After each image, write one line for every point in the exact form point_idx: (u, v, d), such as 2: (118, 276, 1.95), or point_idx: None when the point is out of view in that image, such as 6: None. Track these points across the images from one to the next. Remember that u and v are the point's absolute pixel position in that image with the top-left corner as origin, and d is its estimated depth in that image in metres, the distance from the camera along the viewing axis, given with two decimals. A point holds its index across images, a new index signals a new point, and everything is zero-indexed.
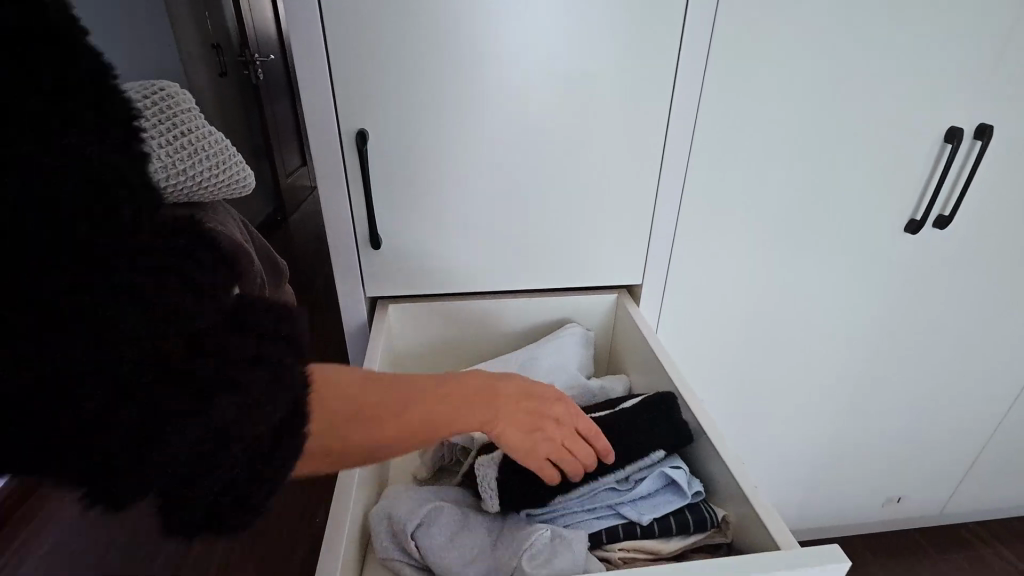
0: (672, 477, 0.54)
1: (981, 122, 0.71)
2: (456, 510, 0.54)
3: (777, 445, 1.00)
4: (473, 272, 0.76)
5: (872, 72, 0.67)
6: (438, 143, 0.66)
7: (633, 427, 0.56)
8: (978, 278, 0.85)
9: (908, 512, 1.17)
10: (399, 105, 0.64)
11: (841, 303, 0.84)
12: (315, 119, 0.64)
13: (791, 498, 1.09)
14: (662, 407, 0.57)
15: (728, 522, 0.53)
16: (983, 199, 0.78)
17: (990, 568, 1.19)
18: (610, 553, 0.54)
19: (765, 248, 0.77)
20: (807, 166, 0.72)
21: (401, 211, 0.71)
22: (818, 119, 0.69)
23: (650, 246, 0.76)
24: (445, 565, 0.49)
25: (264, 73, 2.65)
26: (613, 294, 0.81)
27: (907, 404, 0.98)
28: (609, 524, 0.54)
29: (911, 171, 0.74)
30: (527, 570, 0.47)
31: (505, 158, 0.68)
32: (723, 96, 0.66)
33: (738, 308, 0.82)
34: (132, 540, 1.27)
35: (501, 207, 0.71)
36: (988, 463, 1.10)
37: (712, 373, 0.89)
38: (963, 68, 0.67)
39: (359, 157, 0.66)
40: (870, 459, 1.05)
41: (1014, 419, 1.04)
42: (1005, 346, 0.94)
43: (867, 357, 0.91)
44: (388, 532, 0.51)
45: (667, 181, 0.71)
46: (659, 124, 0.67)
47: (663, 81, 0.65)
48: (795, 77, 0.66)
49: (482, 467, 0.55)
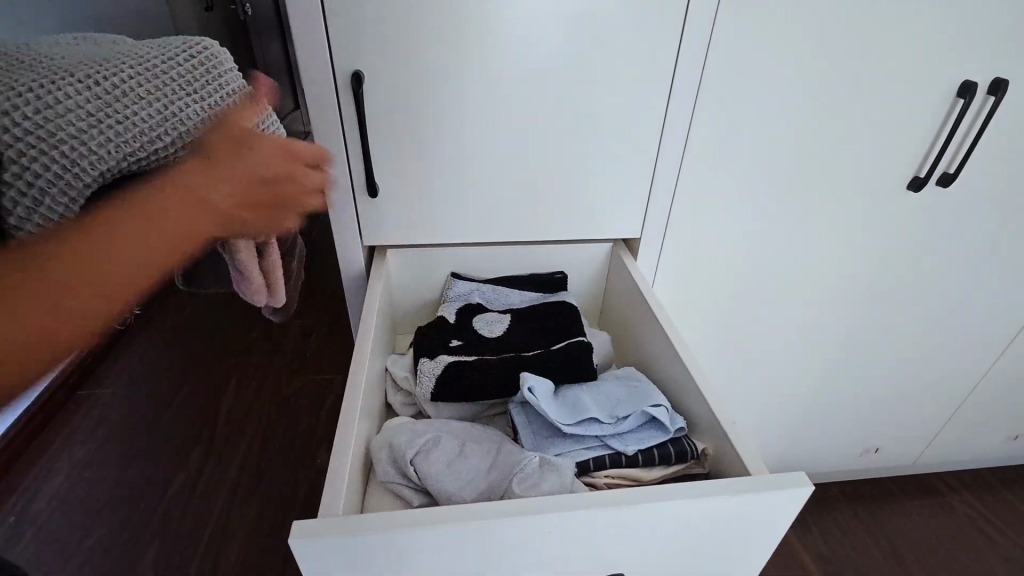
0: (654, 414, 0.57)
1: (997, 76, 0.69)
2: (453, 440, 0.57)
3: (761, 398, 1.04)
4: (470, 220, 0.77)
5: (886, 21, 0.64)
6: (438, 87, 0.65)
7: (564, 315, 0.73)
8: (976, 237, 0.86)
9: (883, 462, 1.23)
10: (396, 43, 0.62)
11: (836, 260, 0.85)
12: (310, 60, 0.63)
13: (772, 447, 1.14)
14: (567, 308, 0.74)
15: (706, 455, 0.57)
16: (988, 158, 0.77)
17: (954, 514, 1.26)
18: (597, 479, 0.56)
19: (764, 204, 0.78)
20: (812, 119, 0.71)
21: (398, 154, 0.70)
22: (827, 69, 0.67)
23: (648, 200, 0.76)
24: (442, 487, 0.53)
25: (251, 9, 2.53)
26: (609, 245, 0.82)
27: (891, 359, 1.01)
28: (596, 454, 0.57)
29: (918, 126, 0.73)
30: (517, 491, 0.51)
31: (509, 104, 0.67)
32: (733, 42, 0.64)
33: (733, 263, 0.84)
34: (140, 478, 1.34)
35: (499, 153, 0.71)
36: (964, 418, 1.15)
37: (703, 326, 0.91)
38: (981, 18, 0.65)
39: (356, 99, 0.65)
40: (850, 411, 1.09)
41: (994, 376, 1.07)
42: (993, 305, 0.96)
43: (855, 314, 0.93)
44: (388, 459, 0.55)
45: (670, 131, 0.70)
46: (662, 72, 0.66)
47: (668, 25, 0.63)
48: (805, 28, 0.64)
49: (455, 405, 0.65)
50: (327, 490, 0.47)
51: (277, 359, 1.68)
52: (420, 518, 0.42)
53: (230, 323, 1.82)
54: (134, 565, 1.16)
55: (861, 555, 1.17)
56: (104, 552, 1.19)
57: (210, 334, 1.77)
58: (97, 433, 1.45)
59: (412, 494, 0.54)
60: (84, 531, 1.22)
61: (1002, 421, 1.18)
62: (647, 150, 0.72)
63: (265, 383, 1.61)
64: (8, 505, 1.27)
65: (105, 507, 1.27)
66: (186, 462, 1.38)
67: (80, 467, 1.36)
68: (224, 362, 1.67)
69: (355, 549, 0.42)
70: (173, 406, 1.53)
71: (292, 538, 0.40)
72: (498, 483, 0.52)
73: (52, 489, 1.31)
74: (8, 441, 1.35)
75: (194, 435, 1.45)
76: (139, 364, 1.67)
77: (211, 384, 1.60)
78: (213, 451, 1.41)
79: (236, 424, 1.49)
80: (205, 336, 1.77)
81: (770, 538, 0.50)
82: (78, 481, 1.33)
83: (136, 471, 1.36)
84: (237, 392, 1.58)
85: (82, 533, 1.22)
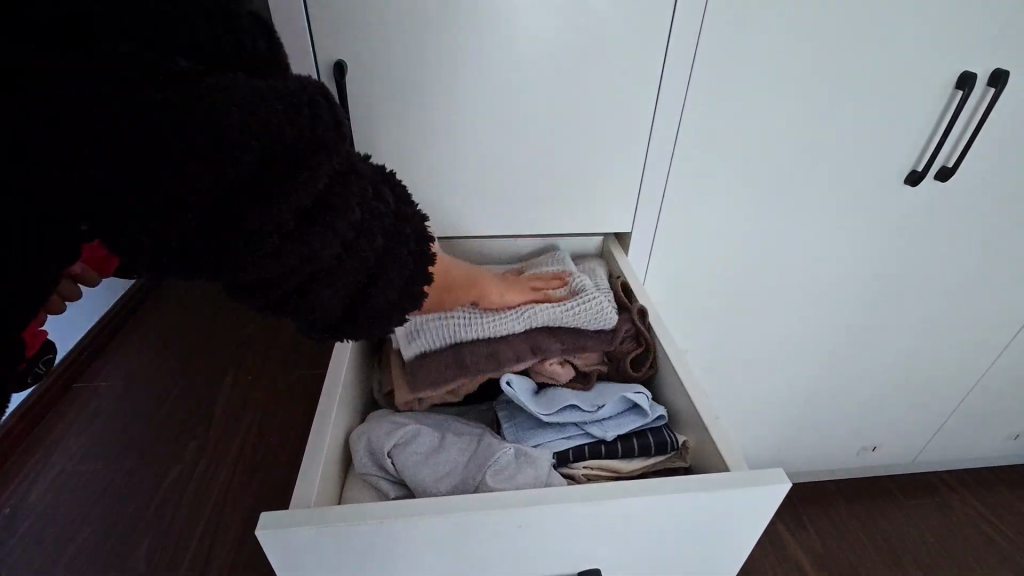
0: (635, 401, 0.57)
1: (996, 68, 0.68)
2: (433, 433, 0.56)
3: (759, 394, 1.03)
4: (460, 215, 0.75)
5: (882, 15, 0.63)
6: (424, 78, 0.64)
7: None
8: (973, 234, 0.84)
9: (882, 459, 1.22)
10: (381, 35, 0.61)
11: (833, 254, 0.84)
12: (292, 51, 0.62)
13: (769, 443, 1.13)
14: None
15: (688, 447, 0.56)
16: (989, 149, 0.76)
17: (952, 512, 1.25)
18: (574, 470, 0.56)
19: (756, 200, 0.77)
20: (806, 114, 0.70)
21: (385, 150, 0.69)
22: (821, 64, 0.66)
23: (640, 193, 0.75)
24: (418, 479, 0.52)
25: None
26: (599, 239, 0.81)
27: (889, 357, 1.00)
28: (575, 443, 0.57)
29: (915, 120, 0.71)
30: (491, 483, 0.50)
31: (495, 96, 0.65)
32: (721, 38, 0.63)
33: (726, 258, 0.83)
34: (136, 471, 1.34)
35: (486, 148, 0.69)
36: (962, 416, 1.13)
37: (697, 322, 0.90)
38: (978, 11, 0.64)
39: (338, 91, 0.64)
40: (849, 407, 1.08)
41: (994, 374, 1.06)
42: (993, 300, 0.94)
43: (851, 312, 0.92)
44: (365, 450, 0.54)
45: (660, 127, 0.69)
46: (655, 63, 0.64)
47: (660, 21, 0.62)
48: (798, 20, 0.63)
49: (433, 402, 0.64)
50: (300, 480, 0.46)
51: (274, 354, 1.68)
52: (386, 514, 0.41)
53: (226, 319, 1.81)
54: (127, 557, 1.16)
55: (858, 552, 1.17)
56: (100, 541, 1.20)
57: (209, 328, 1.77)
58: (94, 424, 1.46)
59: (389, 486, 0.54)
60: (80, 522, 1.23)
61: (1003, 420, 1.16)
62: (639, 145, 0.71)
63: (260, 377, 1.60)
64: (9, 492, 1.29)
65: (102, 499, 1.28)
66: (183, 453, 1.39)
67: (79, 458, 1.37)
68: (221, 356, 1.67)
69: (320, 541, 0.41)
70: (170, 399, 1.53)
71: (258, 529, 0.40)
72: (472, 475, 0.52)
73: (52, 479, 1.33)
74: (8, 430, 1.37)
75: (192, 426, 1.46)
76: (135, 357, 1.67)
77: (208, 376, 1.60)
78: (208, 442, 1.41)
79: (232, 417, 1.48)
80: (201, 332, 1.76)
81: (751, 533, 0.49)
82: (76, 473, 1.34)
83: (134, 462, 1.36)
84: (234, 386, 1.57)
85: (79, 522, 1.23)
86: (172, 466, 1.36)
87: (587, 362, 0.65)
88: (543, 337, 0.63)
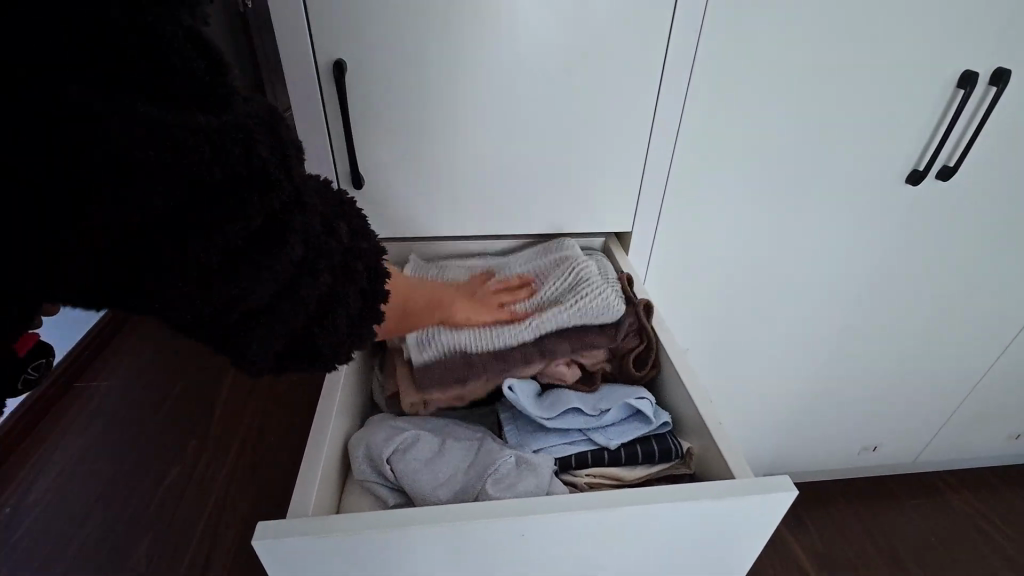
0: (638, 407, 0.57)
1: (999, 66, 0.67)
2: (433, 439, 0.55)
3: (759, 394, 1.03)
4: (460, 216, 0.74)
5: (884, 13, 0.63)
6: (423, 78, 0.63)
7: None
8: (975, 234, 0.84)
9: (883, 459, 1.21)
10: (380, 35, 0.60)
11: (835, 253, 0.83)
12: (290, 49, 0.61)
13: (770, 443, 1.13)
14: None
15: (692, 455, 0.56)
16: (990, 149, 0.75)
17: (952, 512, 1.25)
18: (577, 478, 0.56)
19: (757, 200, 0.76)
20: (807, 114, 0.69)
21: (383, 149, 0.68)
22: (823, 63, 0.66)
23: (641, 192, 0.74)
24: (418, 487, 0.52)
25: None
26: (599, 239, 0.80)
27: (890, 357, 1.00)
28: (579, 449, 0.57)
29: (917, 119, 0.71)
30: (492, 492, 0.50)
31: (495, 96, 0.65)
32: (723, 37, 0.63)
33: (727, 258, 0.82)
34: (135, 472, 1.33)
35: (486, 149, 0.69)
36: (963, 416, 1.13)
37: (697, 322, 0.90)
38: (981, 10, 0.63)
39: (337, 90, 0.63)
40: (851, 406, 1.07)
41: (996, 374, 1.06)
42: (994, 301, 0.94)
43: (853, 311, 0.92)
44: (364, 457, 0.54)
45: (662, 126, 0.69)
46: (657, 61, 0.64)
47: (662, 18, 0.61)
48: (800, 19, 0.62)
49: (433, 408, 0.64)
50: (298, 488, 0.46)
51: None
52: (386, 526, 0.40)
53: None
54: (126, 559, 1.16)
55: (858, 551, 1.16)
56: (99, 542, 1.19)
57: None
58: (92, 424, 1.45)
59: (388, 493, 0.53)
60: (78, 523, 1.22)
61: (1004, 420, 1.16)
62: (640, 144, 0.70)
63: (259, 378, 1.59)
64: (7, 493, 1.29)
65: (100, 500, 1.27)
66: (182, 454, 1.38)
67: (77, 458, 1.36)
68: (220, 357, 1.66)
69: (319, 551, 0.40)
70: (170, 400, 1.52)
71: (254, 539, 0.39)
72: (473, 483, 0.52)
73: (50, 480, 1.32)
74: (7, 430, 1.36)
75: (191, 427, 1.45)
76: (134, 357, 1.65)
77: (206, 376, 1.59)
78: (207, 443, 1.41)
79: (231, 418, 1.48)
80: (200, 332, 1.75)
81: (755, 540, 0.49)
82: (74, 474, 1.33)
83: (132, 463, 1.35)
84: (233, 387, 1.56)
85: (77, 523, 1.22)
86: (171, 467, 1.35)
87: (593, 361, 0.63)
88: (549, 337, 0.62)
